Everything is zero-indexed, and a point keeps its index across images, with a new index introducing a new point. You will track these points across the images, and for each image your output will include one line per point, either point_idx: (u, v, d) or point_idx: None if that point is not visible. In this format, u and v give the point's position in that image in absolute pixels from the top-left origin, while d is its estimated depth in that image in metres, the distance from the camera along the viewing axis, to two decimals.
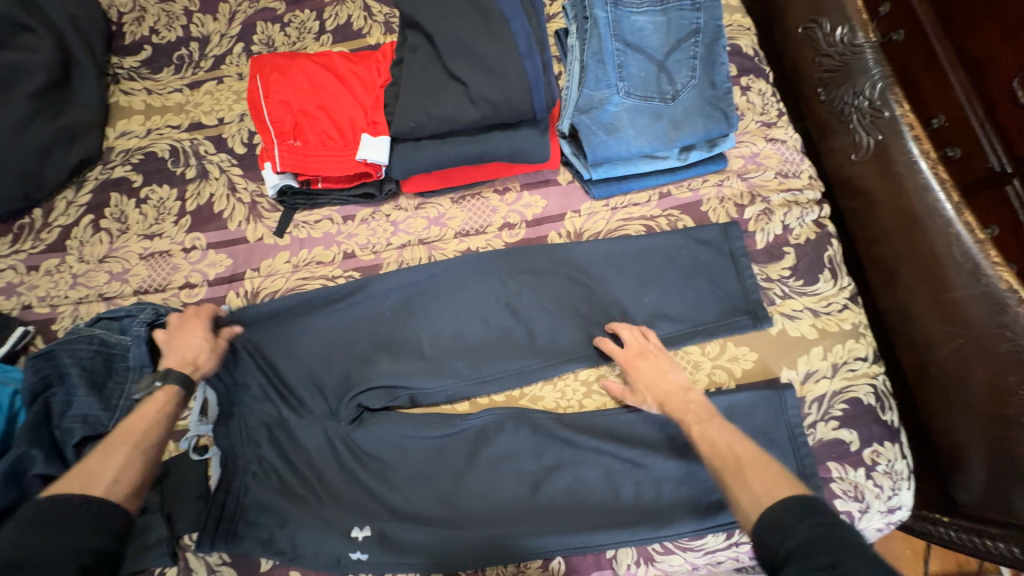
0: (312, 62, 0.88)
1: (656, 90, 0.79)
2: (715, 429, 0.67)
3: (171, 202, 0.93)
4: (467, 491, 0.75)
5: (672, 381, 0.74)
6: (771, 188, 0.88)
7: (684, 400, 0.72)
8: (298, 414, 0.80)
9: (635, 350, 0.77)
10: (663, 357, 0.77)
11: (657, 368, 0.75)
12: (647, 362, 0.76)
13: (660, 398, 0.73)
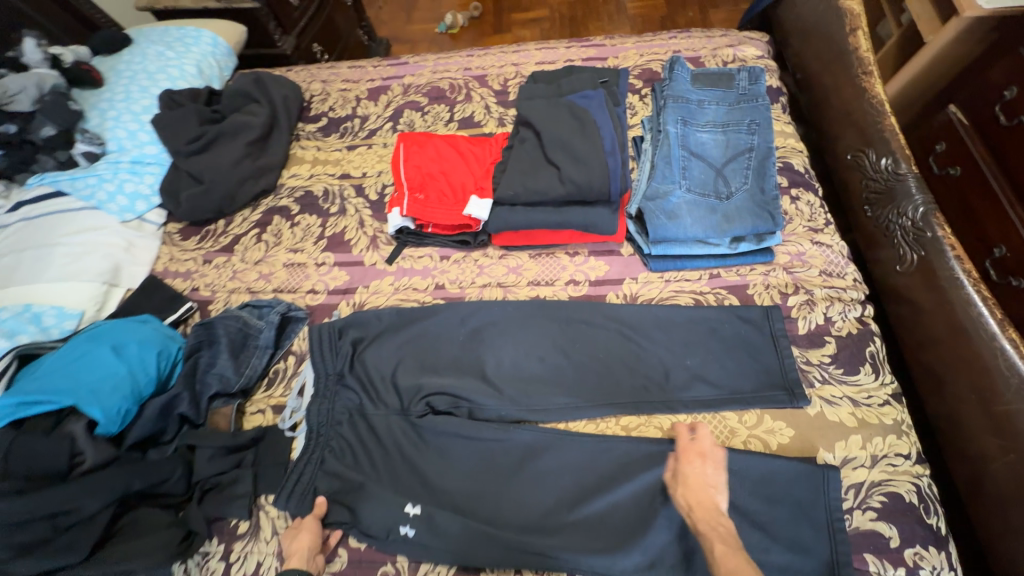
0: (443, 141, 1.17)
1: (713, 190, 0.96)
2: (736, 558, 0.67)
3: (315, 228, 1.20)
4: (507, 502, 0.84)
5: (713, 495, 0.76)
6: (815, 283, 0.98)
7: (715, 520, 0.73)
8: (375, 407, 0.94)
9: (698, 447, 0.81)
10: (722, 474, 0.78)
11: (700, 479, 0.78)
12: (700, 466, 0.79)
13: (692, 505, 0.76)
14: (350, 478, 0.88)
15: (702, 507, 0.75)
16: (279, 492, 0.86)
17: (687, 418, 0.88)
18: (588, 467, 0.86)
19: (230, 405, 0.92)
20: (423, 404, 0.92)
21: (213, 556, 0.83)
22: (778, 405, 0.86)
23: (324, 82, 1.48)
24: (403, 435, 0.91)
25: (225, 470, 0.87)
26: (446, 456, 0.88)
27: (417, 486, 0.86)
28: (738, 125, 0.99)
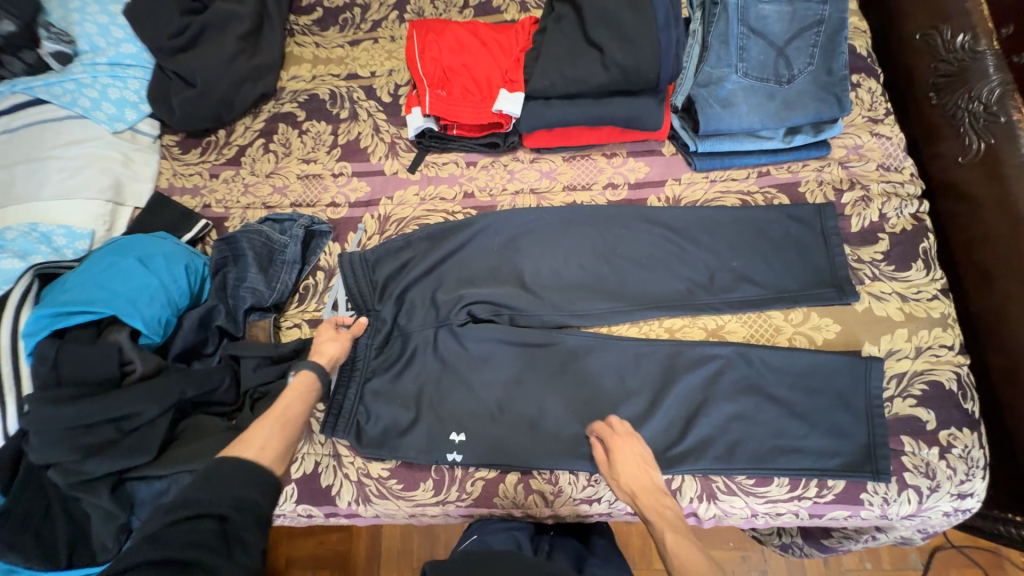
0: (462, 27, 1.03)
1: (772, 73, 0.87)
2: (683, 541, 0.63)
3: (327, 135, 1.11)
4: (551, 406, 0.86)
5: (652, 479, 0.72)
6: (872, 178, 0.92)
7: (659, 502, 0.69)
8: (411, 320, 0.92)
9: (623, 433, 0.77)
10: (648, 453, 0.75)
11: (640, 462, 0.73)
12: (631, 450, 0.75)
13: (635, 490, 0.70)
14: (397, 387, 0.89)
15: (645, 493, 0.70)
16: (328, 417, 0.86)
17: (731, 318, 0.88)
18: (634, 370, 0.86)
19: (266, 319, 0.91)
20: (465, 312, 0.90)
21: None
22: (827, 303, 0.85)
23: None
24: (444, 345, 0.90)
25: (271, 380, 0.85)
26: (490, 364, 0.89)
27: (462, 393, 0.88)
28: None
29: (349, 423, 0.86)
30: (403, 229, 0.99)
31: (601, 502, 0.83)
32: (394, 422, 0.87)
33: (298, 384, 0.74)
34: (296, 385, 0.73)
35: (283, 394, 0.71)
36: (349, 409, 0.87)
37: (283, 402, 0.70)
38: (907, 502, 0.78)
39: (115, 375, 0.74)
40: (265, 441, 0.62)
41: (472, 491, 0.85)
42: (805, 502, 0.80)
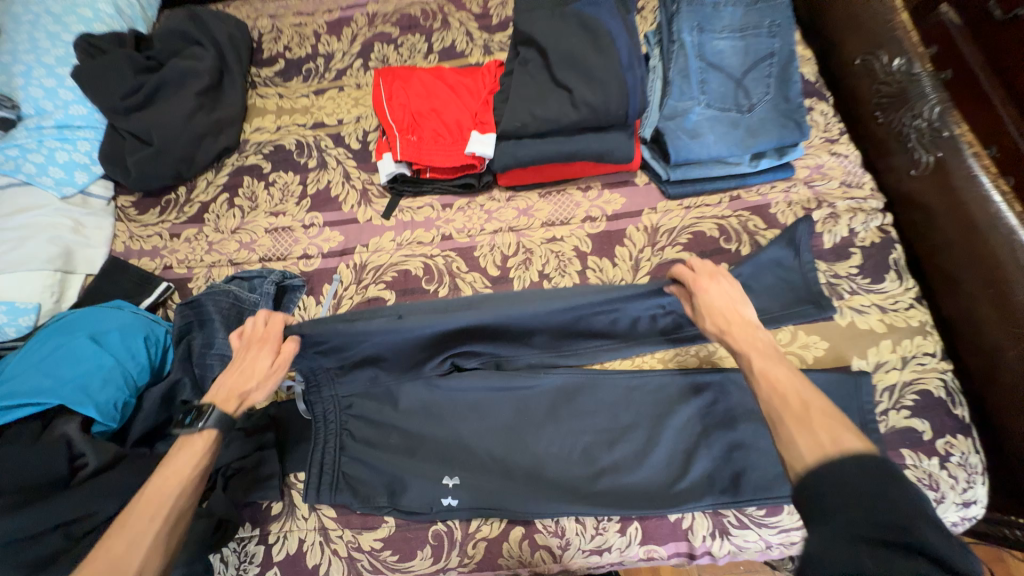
0: (429, 73, 1.03)
1: (733, 103, 0.90)
2: (776, 368, 0.62)
3: (295, 186, 1.07)
4: (549, 454, 0.82)
5: (740, 309, 0.69)
6: (836, 195, 0.95)
7: (750, 332, 0.66)
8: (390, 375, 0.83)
9: (707, 270, 0.72)
10: (737, 287, 0.71)
11: (727, 295, 0.70)
12: (718, 288, 0.70)
13: (722, 327, 0.69)
14: (382, 448, 0.83)
15: (738, 328, 0.67)
16: (310, 479, 0.81)
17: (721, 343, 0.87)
18: (630, 408, 0.83)
19: None
20: (448, 367, 0.84)
21: (250, 542, 0.80)
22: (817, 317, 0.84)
23: (271, 16, 1.28)
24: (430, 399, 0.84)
25: (247, 454, 0.82)
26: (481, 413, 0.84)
27: (453, 448, 0.83)
28: (758, 28, 0.91)
29: (333, 493, 0.80)
30: (381, 279, 0.97)
31: (612, 551, 0.79)
32: (383, 484, 0.81)
33: (197, 445, 0.66)
34: (193, 442, 0.66)
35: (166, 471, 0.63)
36: (333, 467, 0.82)
37: (170, 483, 0.63)
38: None
39: (64, 474, 0.66)
40: (142, 564, 0.58)
41: (474, 554, 0.79)
42: None
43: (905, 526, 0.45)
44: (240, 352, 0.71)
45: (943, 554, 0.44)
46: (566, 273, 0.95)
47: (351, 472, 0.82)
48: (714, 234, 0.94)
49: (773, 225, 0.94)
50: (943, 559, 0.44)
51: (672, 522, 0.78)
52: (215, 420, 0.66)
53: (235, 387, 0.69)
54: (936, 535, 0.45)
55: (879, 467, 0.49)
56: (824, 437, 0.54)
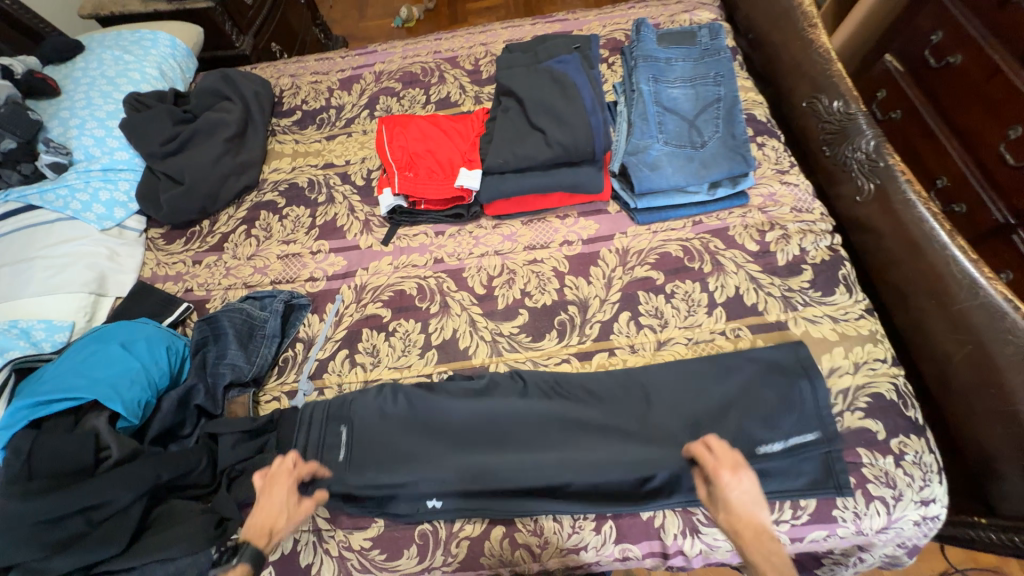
0: (425, 120, 1.19)
1: (688, 140, 1.03)
2: None
3: (306, 218, 1.21)
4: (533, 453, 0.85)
5: (758, 516, 0.72)
6: (788, 219, 1.06)
7: (763, 544, 0.70)
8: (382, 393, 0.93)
9: (726, 462, 0.75)
10: (754, 485, 0.74)
11: (745, 498, 0.73)
12: (739, 488, 0.73)
13: (737, 528, 0.72)
14: (372, 452, 0.88)
15: (752, 536, 0.70)
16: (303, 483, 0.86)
17: (686, 351, 0.95)
18: (607, 407, 0.89)
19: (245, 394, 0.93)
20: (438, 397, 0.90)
21: None
22: (806, 407, 0.85)
23: (292, 76, 1.48)
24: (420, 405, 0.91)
25: (250, 456, 0.87)
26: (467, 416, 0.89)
27: (442, 449, 0.87)
28: (706, 79, 1.06)
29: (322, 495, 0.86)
30: (379, 298, 1.07)
31: (588, 550, 0.83)
32: (367, 486, 0.83)
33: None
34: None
35: None
36: (324, 471, 0.86)
37: None
38: (877, 514, 0.81)
39: (90, 463, 0.75)
40: None
41: (457, 553, 0.83)
42: (784, 526, 0.82)
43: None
44: (263, 489, 0.79)
45: None
46: (546, 291, 1.04)
47: (339, 476, 0.86)
48: (679, 254, 1.04)
49: (732, 245, 1.04)
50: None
51: (644, 521, 0.83)
52: (249, 556, 0.71)
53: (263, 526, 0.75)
54: None
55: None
56: None
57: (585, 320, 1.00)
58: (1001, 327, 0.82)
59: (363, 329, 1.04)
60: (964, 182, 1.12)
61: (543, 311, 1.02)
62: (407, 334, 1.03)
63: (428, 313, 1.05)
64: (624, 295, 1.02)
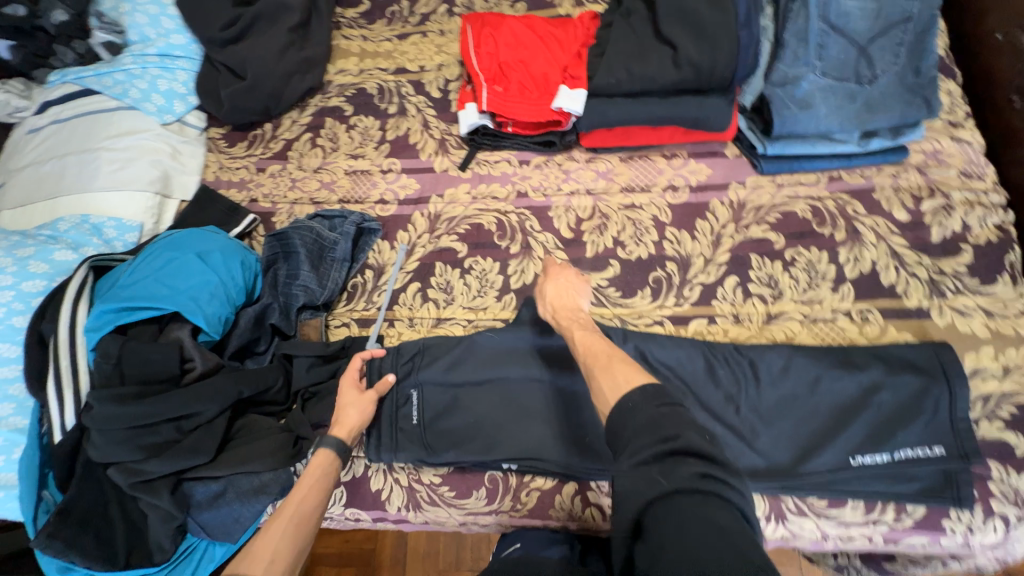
0: (519, 22, 1.00)
1: (853, 73, 0.82)
2: (591, 338, 0.72)
3: (375, 131, 1.09)
4: (600, 428, 0.81)
5: (575, 299, 0.81)
6: (953, 186, 0.87)
7: (575, 314, 0.78)
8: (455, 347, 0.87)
9: (559, 265, 0.85)
10: (574, 275, 0.84)
11: (567, 282, 0.82)
12: (563, 276, 0.83)
13: (557, 307, 0.80)
14: (443, 409, 0.84)
15: (564, 309, 0.79)
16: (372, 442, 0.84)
17: (800, 329, 0.83)
18: (698, 388, 0.80)
19: (317, 317, 0.90)
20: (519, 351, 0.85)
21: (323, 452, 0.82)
22: (935, 416, 0.74)
23: None
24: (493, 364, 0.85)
25: (323, 380, 0.85)
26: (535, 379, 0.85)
27: (509, 416, 0.83)
28: None
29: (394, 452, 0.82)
30: (454, 230, 0.98)
31: None
32: (443, 448, 0.82)
33: (317, 470, 0.73)
34: (314, 460, 0.74)
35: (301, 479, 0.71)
36: (396, 427, 0.83)
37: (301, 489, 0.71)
38: (992, 531, 0.73)
39: (176, 373, 0.75)
40: (274, 553, 0.64)
41: (526, 502, 0.82)
42: (881, 527, 0.75)
43: (685, 429, 0.54)
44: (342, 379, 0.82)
45: (700, 447, 0.52)
46: (642, 243, 0.92)
47: (413, 434, 0.83)
48: (807, 216, 0.89)
49: (876, 212, 0.87)
50: (707, 455, 0.52)
51: None
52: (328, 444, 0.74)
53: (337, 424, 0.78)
54: (699, 436, 0.54)
55: (657, 391, 0.58)
56: (620, 376, 0.63)
57: (685, 280, 0.89)
58: None
59: (437, 262, 0.97)
60: None
61: (637, 264, 0.91)
62: (483, 273, 0.95)
63: (507, 253, 0.95)
64: (733, 257, 0.89)
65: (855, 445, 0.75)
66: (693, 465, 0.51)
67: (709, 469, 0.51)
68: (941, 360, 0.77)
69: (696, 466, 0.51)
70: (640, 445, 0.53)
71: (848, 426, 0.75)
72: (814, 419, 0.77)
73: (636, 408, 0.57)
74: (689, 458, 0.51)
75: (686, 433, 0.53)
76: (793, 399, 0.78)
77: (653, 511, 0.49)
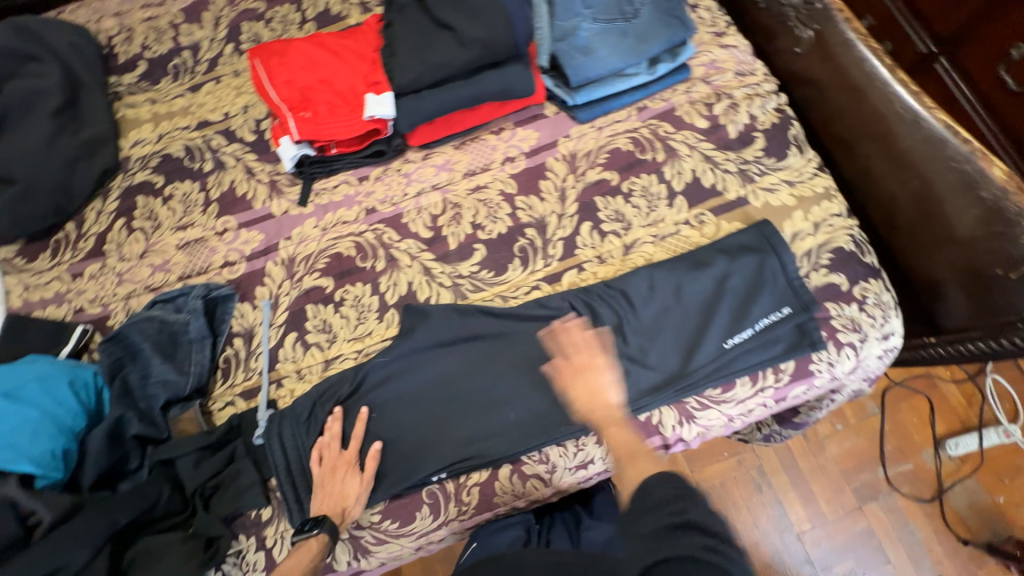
0: (306, 42, 0.96)
1: (618, 12, 0.90)
2: (621, 433, 0.72)
3: (197, 194, 1.00)
4: (513, 406, 0.83)
5: (605, 397, 0.73)
6: (733, 86, 0.99)
7: (611, 416, 0.73)
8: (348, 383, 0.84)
9: (584, 362, 0.75)
10: (603, 374, 0.74)
11: (591, 390, 0.73)
12: (582, 381, 0.74)
13: (589, 414, 0.74)
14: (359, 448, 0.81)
15: (609, 419, 0.73)
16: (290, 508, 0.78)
17: (655, 249, 0.91)
18: None
19: (191, 407, 0.82)
20: (416, 357, 0.86)
21: (249, 550, 0.77)
22: (775, 281, 0.85)
23: (116, 15, 1.14)
24: (389, 383, 0.84)
25: (221, 470, 0.79)
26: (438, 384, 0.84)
27: (428, 428, 0.82)
28: None
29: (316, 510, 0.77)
30: (314, 267, 0.94)
31: (595, 463, 0.84)
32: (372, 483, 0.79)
33: (311, 547, 0.74)
34: (310, 544, 0.74)
35: (296, 556, 0.74)
36: (311, 480, 0.79)
37: (301, 562, 0.73)
38: (847, 358, 0.86)
39: (19, 535, 0.66)
40: None
41: (470, 501, 0.82)
42: (768, 391, 0.86)
43: (688, 508, 0.57)
44: (323, 474, 0.78)
45: (706, 521, 0.55)
46: (498, 219, 0.95)
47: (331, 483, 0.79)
48: (630, 148, 0.97)
49: (682, 127, 0.97)
50: (711, 530, 0.55)
51: (643, 422, 0.84)
52: (326, 531, 0.73)
53: (334, 506, 0.77)
54: (702, 511, 0.57)
55: (675, 475, 0.62)
56: (631, 468, 0.68)
57: (547, 240, 0.93)
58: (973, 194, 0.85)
59: (306, 306, 0.92)
60: None
61: (500, 241, 0.94)
62: (358, 300, 0.92)
63: (375, 272, 0.93)
64: (581, 205, 0.94)
65: (725, 330, 0.84)
66: (699, 538, 0.53)
67: (712, 543, 0.53)
68: (766, 236, 0.88)
69: (697, 536, 0.54)
70: (647, 525, 0.57)
71: (715, 315, 0.84)
72: (687, 321, 0.85)
73: (653, 490, 0.61)
74: (695, 533, 0.54)
75: (690, 509, 0.57)
76: (666, 310, 0.86)
77: (659, 572, 0.51)
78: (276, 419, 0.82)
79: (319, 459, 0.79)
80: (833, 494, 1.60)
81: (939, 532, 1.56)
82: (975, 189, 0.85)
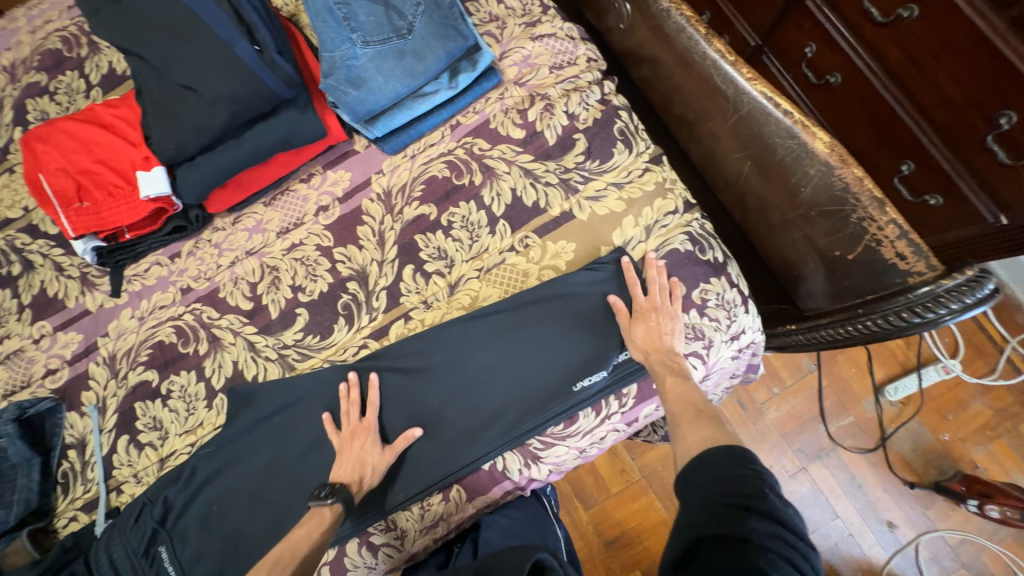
0: (74, 120, 0.88)
1: (391, 29, 0.82)
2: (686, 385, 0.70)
3: (9, 302, 0.94)
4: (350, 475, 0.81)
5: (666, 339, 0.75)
6: (549, 84, 0.89)
7: (671, 359, 0.73)
8: (178, 483, 0.81)
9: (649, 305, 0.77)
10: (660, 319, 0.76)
11: (654, 327, 0.75)
12: (643, 323, 0.76)
13: (648, 349, 0.74)
14: (197, 548, 0.79)
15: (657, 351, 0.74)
16: None
17: (482, 284, 0.84)
18: (414, 389, 0.80)
19: (17, 538, 0.80)
20: (244, 444, 0.82)
21: None
22: (605, 303, 0.79)
23: None
24: (220, 475, 0.81)
25: None
26: (275, 468, 0.80)
27: (264, 517, 0.79)
28: None
29: None
30: (136, 361, 0.89)
31: (446, 519, 0.81)
32: None
33: (325, 515, 0.71)
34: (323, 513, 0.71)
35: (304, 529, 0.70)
36: None
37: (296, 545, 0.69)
38: (695, 369, 0.79)
39: None
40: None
41: None
42: (616, 417, 0.81)
43: (757, 493, 0.52)
44: (342, 443, 0.77)
45: (771, 509, 0.50)
46: (318, 277, 0.88)
47: None
48: (445, 174, 0.88)
49: (498, 140, 0.88)
50: (778, 517, 0.49)
51: (488, 471, 0.80)
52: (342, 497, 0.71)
53: (352, 473, 0.75)
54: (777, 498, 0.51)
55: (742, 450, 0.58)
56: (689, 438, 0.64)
57: (370, 293, 0.87)
58: (800, 169, 0.76)
59: (134, 404, 0.88)
60: (928, 21, 0.90)
61: (322, 301, 0.88)
62: (183, 389, 0.87)
63: (198, 356, 0.88)
64: (401, 248, 0.87)
65: (558, 364, 0.78)
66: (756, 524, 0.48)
67: (775, 529, 0.48)
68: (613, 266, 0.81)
69: (767, 523, 0.48)
70: (709, 496, 0.54)
71: (552, 354, 0.78)
72: (524, 361, 0.79)
73: (722, 466, 0.56)
74: (757, 519, 0.49)
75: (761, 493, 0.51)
76: (504, 353, 0.79)
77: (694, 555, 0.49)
78: (109, 528, 0.80)
79: (337, 437, 0.78)
80: (775, 458, 1.48)
81: (886, 480, 1.44)
82: (800, 166, 0.76)
